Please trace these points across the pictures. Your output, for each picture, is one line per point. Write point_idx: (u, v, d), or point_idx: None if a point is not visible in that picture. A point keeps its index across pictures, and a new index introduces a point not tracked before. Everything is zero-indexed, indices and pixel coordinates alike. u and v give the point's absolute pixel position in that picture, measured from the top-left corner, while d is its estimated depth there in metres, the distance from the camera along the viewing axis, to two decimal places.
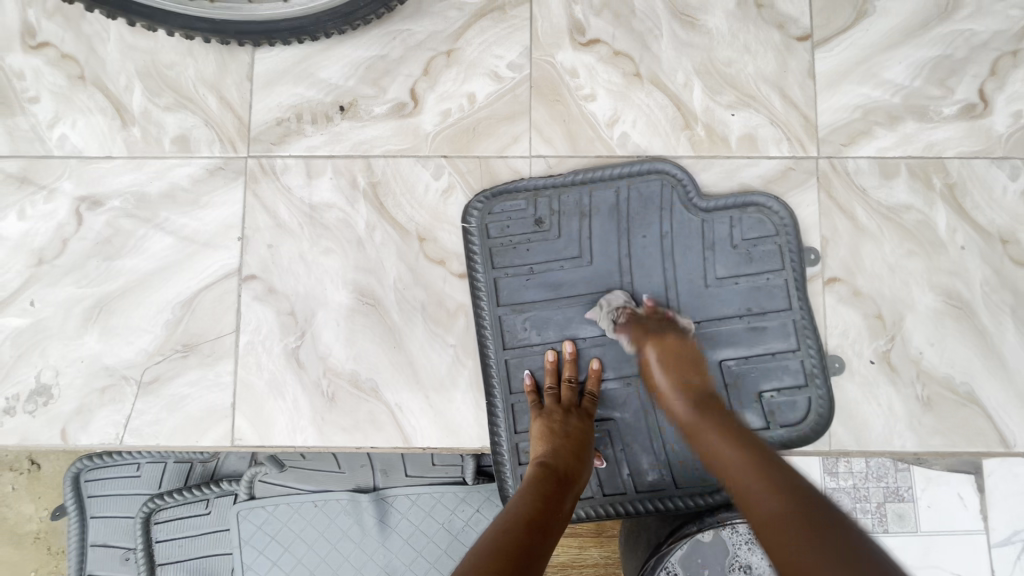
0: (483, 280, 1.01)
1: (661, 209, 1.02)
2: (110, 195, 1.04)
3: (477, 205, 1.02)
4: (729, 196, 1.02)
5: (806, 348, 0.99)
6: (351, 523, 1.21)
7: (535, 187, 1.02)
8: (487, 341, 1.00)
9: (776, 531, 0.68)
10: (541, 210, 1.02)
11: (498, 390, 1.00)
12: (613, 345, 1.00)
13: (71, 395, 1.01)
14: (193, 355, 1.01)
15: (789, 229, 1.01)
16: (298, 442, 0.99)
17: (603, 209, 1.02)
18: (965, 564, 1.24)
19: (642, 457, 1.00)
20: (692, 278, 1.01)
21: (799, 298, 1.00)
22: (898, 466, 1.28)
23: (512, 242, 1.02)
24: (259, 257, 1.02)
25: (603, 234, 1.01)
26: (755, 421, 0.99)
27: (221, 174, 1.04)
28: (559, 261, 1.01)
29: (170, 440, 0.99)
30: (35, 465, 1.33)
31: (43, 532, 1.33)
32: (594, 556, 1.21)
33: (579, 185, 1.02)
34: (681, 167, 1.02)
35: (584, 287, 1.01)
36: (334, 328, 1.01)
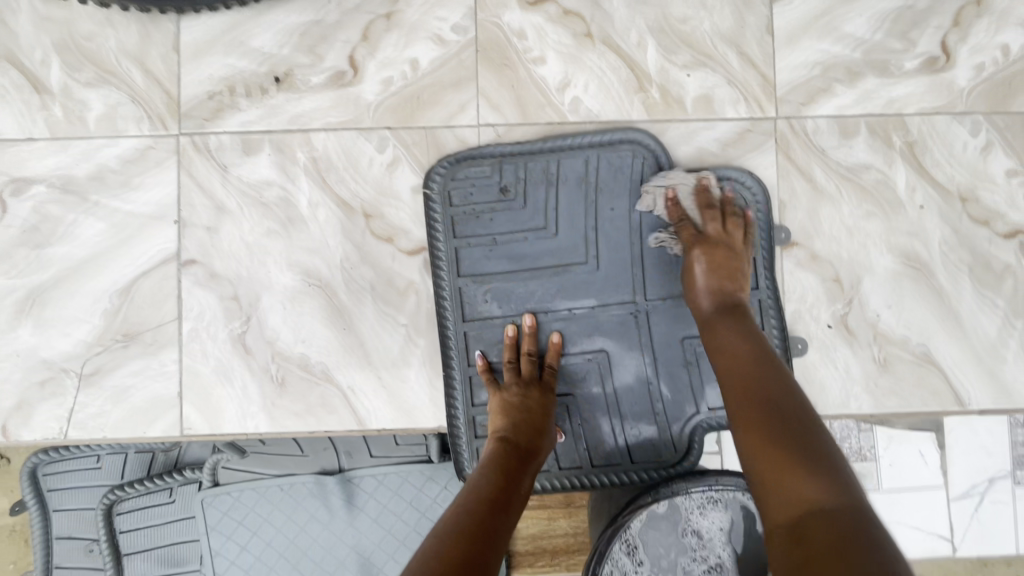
0: (444, 248, 0.97)
1: (630, 181, 0.98)
2: (35, 179, 0.98)
3: (441, 170, 0.98)
4: (701, 170, 0.98)
5: (770, 329, 0.98)
6: (318, 506, 1.21)
7: (501, 153, 0.98)
8: (446, 313, 0.97)
9: (769, 460, 0.68)
10: (507, 178, 0.97)
11: (457, 363, 0.97)
12: (576, 320, 0.98)
13: (9, 389, 0.97)
14: (135, 344, 0.97)
15: (760, 205, 0.98)
16: (250, 429, 0.97)
17: (569, 178, 0.98)
18: (923, 518, 1.31)
19: (601, 432, 0.99)
20: (658, 254, 0.98)
21: (766, 279, 0.98)
22: (862, 426, 1.31)
23: (475, 211, 0.97)
24: (198, 240, 0.98)
25: (569, 206, 0.97)
26: (714, 399, 0.98)
27: (152, 153, 0.98)
28: (523, 232, 0.97)
29: (117, 432, 0.96)
30: (4, 458, 1.31)
31: (21, 526, 1.32)
32: (563, 527, 1.23)
33: (548, 153, 0.98)
34: (655, 138, 0.98)
35: (549, 260, 0.98)
36: (280, 311, 0.97)
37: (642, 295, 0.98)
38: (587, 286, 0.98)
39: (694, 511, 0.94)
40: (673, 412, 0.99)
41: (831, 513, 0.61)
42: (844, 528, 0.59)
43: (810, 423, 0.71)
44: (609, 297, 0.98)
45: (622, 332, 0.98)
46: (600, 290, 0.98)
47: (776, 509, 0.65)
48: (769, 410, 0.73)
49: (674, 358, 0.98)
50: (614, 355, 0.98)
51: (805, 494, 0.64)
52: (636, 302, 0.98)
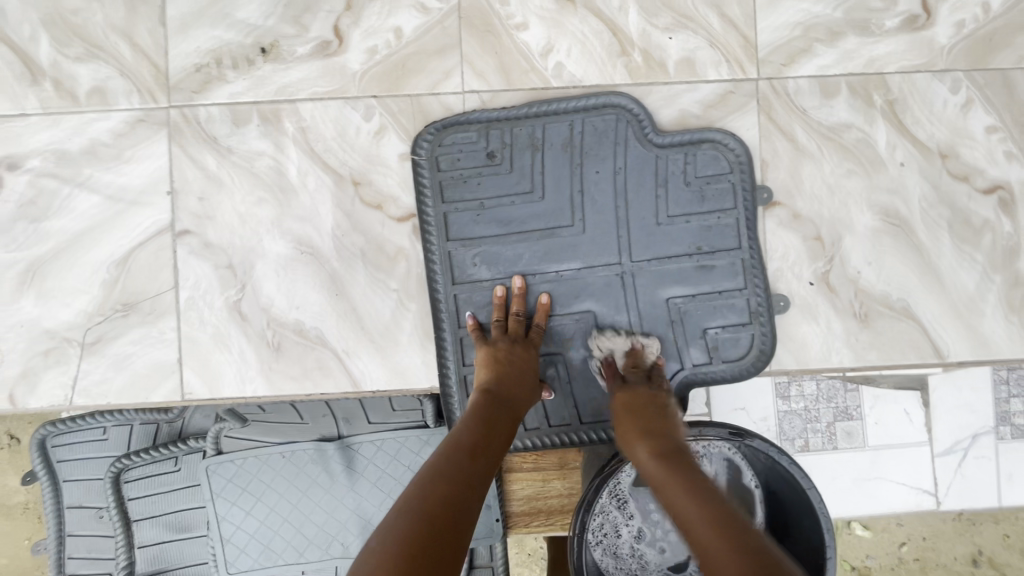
0: (432, 213, 0.99)
1: (615, 143, 0.99)
2: (29, 154, 1.00)
3: (427, 136, 0.99)
4: (685, 132, 0.99)
5: (753, 287, 1.00)
6: (320, 471, 1.25)
7: (488, 118, 0.99)
8: (437, 277, 0.99)
9: None
10: (493, 144, 0.99)
11: (448, 326, 1.00)
12: (563, 281, 1.00)
13: (14, 359, 1.00)
14: (133, 314, 1.00)
15: (743, 167, 0.99)
16: (248, 393, 1.00)
17: (554, 142, 0.99)
18: (908, 474, 1.35)
19: (587, 390, 1.02)
20: (643, 216, 1.00)
21: (748, 238, 0.99)
22: (848, 386, 1.34)
23: (463, 176, 0.99)
24: (191, 211, 1.00)
25: (555, 170, 0.99)
26: (698, 356, 1.01)
27: (143, 126, 1.00)
28: (510, 196, 0.99)
29: (121, 398, 1.00)
30: (15, 440, 1.43)
31: (31, 503, 1.45)
32: (558, 489, 1.27)
33: (533, 118, 0.99)
34: (639, 101, 0.99)
35: (536, 223, 0.99)
36: (275, 278, 1.00)
37: (627, 255, 1.00)
38: (574, 248, 1.00)
39: None
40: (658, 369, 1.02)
41: None
42: None
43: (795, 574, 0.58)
44: (596, 259, 1.00)
45: (608, 293, 1.00)
46: (587, 253, 1.00)
47: None
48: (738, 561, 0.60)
49: (658, 317, 1.01)
50: (599, 314, 1.01)
51: None
52: (621, 263, 1.00)
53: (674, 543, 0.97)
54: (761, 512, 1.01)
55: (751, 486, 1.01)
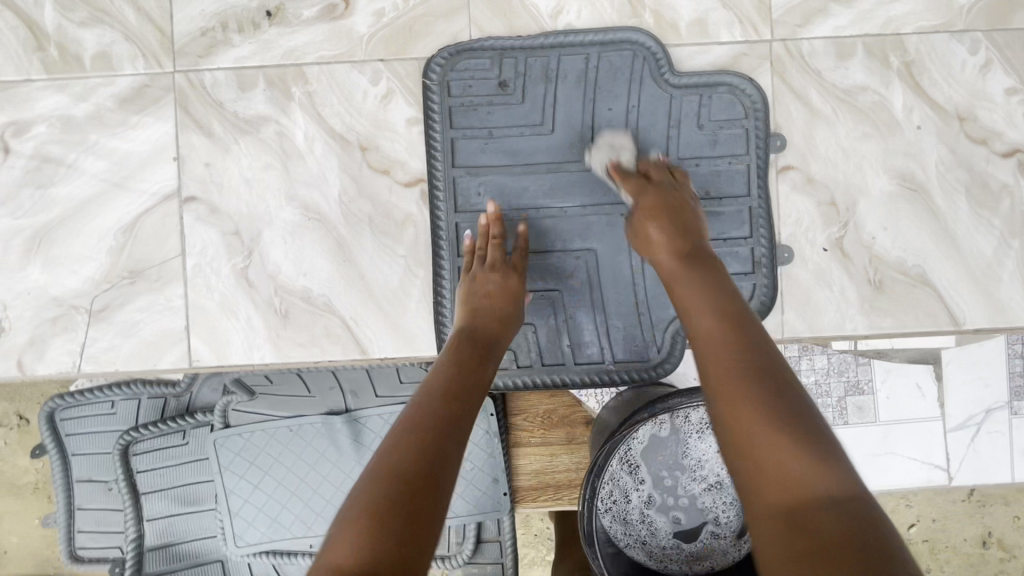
0: (440, 138, 0.98)
1: (629, 82, 0.98)
2: (35, 120, 0.99)
3: (440, 61, 0.98)
4: (701, 73, 0.98)
5: (758, 236, 0.99)
6: (327, 445, 1.24)
7: (502, 47, 0.98)
8: (439, 202, 0.99)
9: (757, 444, 0.58)
10: (507, 72, 0.98)
11: (446, 252, 0.99)
12: (566, 218, 0.99)
13: (22, 327, 0.99)
14: (141, 281, 0.99)
15: (758, 112, 0.98)
16: (256, 360, 0.99)
17: (568, 74, 0.98)
18: (920, 449, 1.33)
19: (583, 332, 1.02)
20: (652, 156, 0.98)
21: (759, 186, 0.98)
22: (859, 360, 1.33)
23: (473, 103, 0.98)
24: (198, 177, 0.99)
25: (566, 104, 0.98)
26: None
27: (149, 91, 0.99)
28: (518, 127, 0.98)
29: (129, 365, 0.99)
30: (24, 420, 1.43)
31: (41, 483, 1.45)
32: (566, 463, 1.25)
33: (547, 50, 0.98)
34: (657, 40, 0.98)
35: (544, 156, 0.98)
36: (282, 244, 0.99)
37: None
38: (580, 184, 0.99)
39: (696, 434, 0.95)
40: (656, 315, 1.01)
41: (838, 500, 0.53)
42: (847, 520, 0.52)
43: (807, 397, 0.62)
44: (603, 202, 0.99)
45: (611, 235, 0.99)
46: (593, 191, 0.99)
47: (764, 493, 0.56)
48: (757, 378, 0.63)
49: None
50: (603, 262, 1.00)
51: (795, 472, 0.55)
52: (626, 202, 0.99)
53: (687, 510, 0.97)
54: None
55: None
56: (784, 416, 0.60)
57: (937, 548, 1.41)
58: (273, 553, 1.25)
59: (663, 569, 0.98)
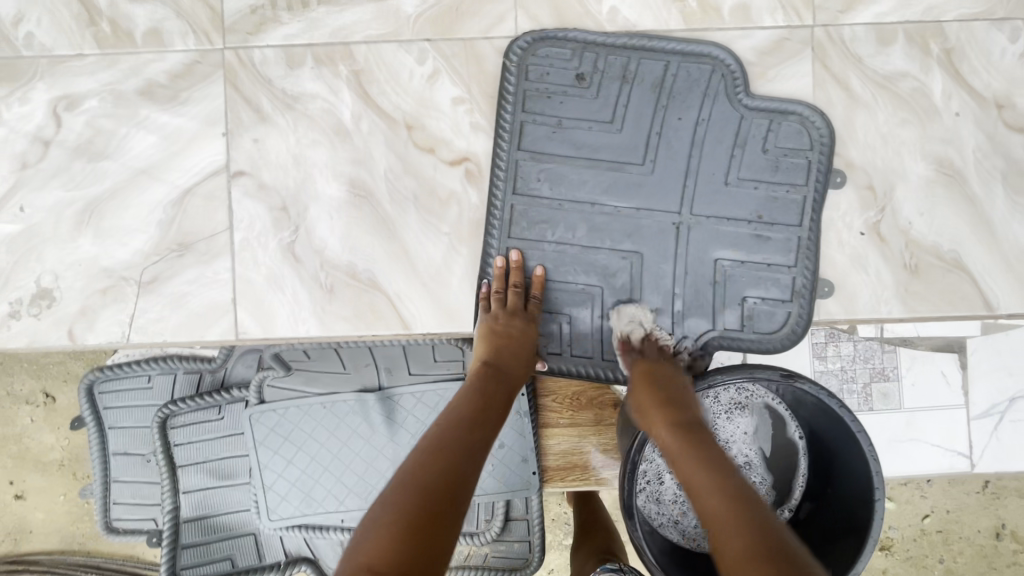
0: (509, 121, 1.00)
1: (704, 94, 0.99)
2: (87, 95, 1.01)
3: (522, 47, 1.00)
4: (773, 98, 1.00)
5: (802, 267, 1.01)
6: (360, 422, 1.25)
7: (586, 40, 1.00)
8: (498, 183, 1.00)
9: None
10: (585, 66, 0.99)
11: (497, 234, 1.01)
12: (618, 218, 1.01)
13: (73, 297, 1.02)
14: (190, 254, 1.01)
15: (824, 146, 1.00)
16: (301, 333, 1.02)
17: (645, 79, 0.99)
18: (943, 436, 1.35)
19: (619, 328, 1.03)
20: (712, 173, 1.00)
21: (811, 218, 1.00)
22: (885, 348, 1.34)
23: (548, 91, 1.00)
24: (246, 153, 1.01)
25: (638, 107, 1.00)
26: (732, 323, 1.02)
27: (199, 68, 1.01)
28: (588, 121, 1.00)
29: (177, 335, 1.02)
30: (51, 397, 1.47)
31: (66, 460, 1.48)
32: (594, 445, 1.24)
33: (630, 52, 1.00)
34: (738, 59, 0.99)
35: (606, 154, 1.00)
36: (328, 220, 1.01)
37: (687, 207, 1.01)
38: (638, 186, 1.01)
39: (723, 415, 1.08)
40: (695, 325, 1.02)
41: None
42: None
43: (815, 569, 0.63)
44: (652, 200, 1.01)
45: (657, 241, 1.01)
46: (649, 196, 1.01)
47: None
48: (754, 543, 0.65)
49: (703, 275, 1.02)
50: (646, 254, 1.01)
51: None
52: (679, 214, 1.01)
53: None
54: (803, 462, 1.07)
55: (793, 438, 1.08)
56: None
57: (952, 538, 1.42)
58: (305, 527, 1.26)
59: (698, 550, 0.99)
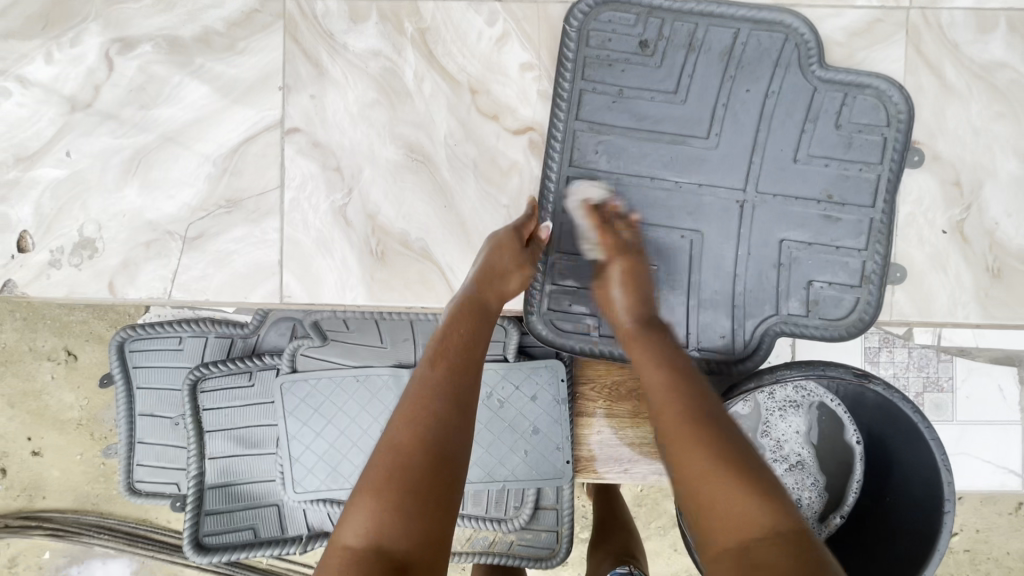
0: (568, 88, 0.95)
1: (775, 65, 0.94)
2: (141, 38, 0.97)
3: (584, 8, 0.94)
4: (849, 71, 0.94)
5: (873, 251, 0.95)
6: (393, 398, 1.20)
7: (651, 4, 0.94)
8: (553, 154, 0.95)
9: (700, 484, 0.62)
10: (650, 32, 0.94)
11: (552, 205, 0.96)
12: (680, 193, 0.96)
13: (115, 249, 0.98)
14: (238, 211, 0.97)
15: (902, 122, 0.94)
16: (348, 300, 0.98)
17: (713, 46, 0.94)
18: (994, 453, 1.27)
19: (675, 312, 0.97)
20: (781, 149, 0.95)
21: (885, 199, 0.94)
22: (941, 356, 1.27)
23: (609, 58, 0.94)
24: (302, 109, 0.97)
25: (704, 76, 0.94)
26: (796, 308, 0.97)
27: (259, 17, 0.97)
28: (651, 91, 0.95)
29: (220, 295, 0.98)
30: (73, 355, 1.44)
31: (85, 420, 1.46)
32: (629, 439, 1.13)
33: (698, 16, 0.94)
34: (813, 29, 0.93)
35: (669, 126, 0.95)
36: (383, 183, 0.97)
37: (753, 185, 0.95)
38: (702, 161, 0.95)
39: (775, 413, 1.04)
40: (755, 310, 0.97)
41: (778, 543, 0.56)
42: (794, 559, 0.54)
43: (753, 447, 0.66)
44: (721, 182, 0.96)
45: (721, 221, 0.96)
46: (714, 172, 0.96)
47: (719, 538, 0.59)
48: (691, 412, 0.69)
49: (768, 257, 0.96)
50: (709, 238, 0.96)
51: (739, 511, 0.59)
52: (744, 193, 0.96)
53: None
54: (859, 467, 1.02)
55: (851, 443, 1.03)
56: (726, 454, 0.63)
57: (980, 559, 1.36)
58: (330, 502, 1.23)
59: None
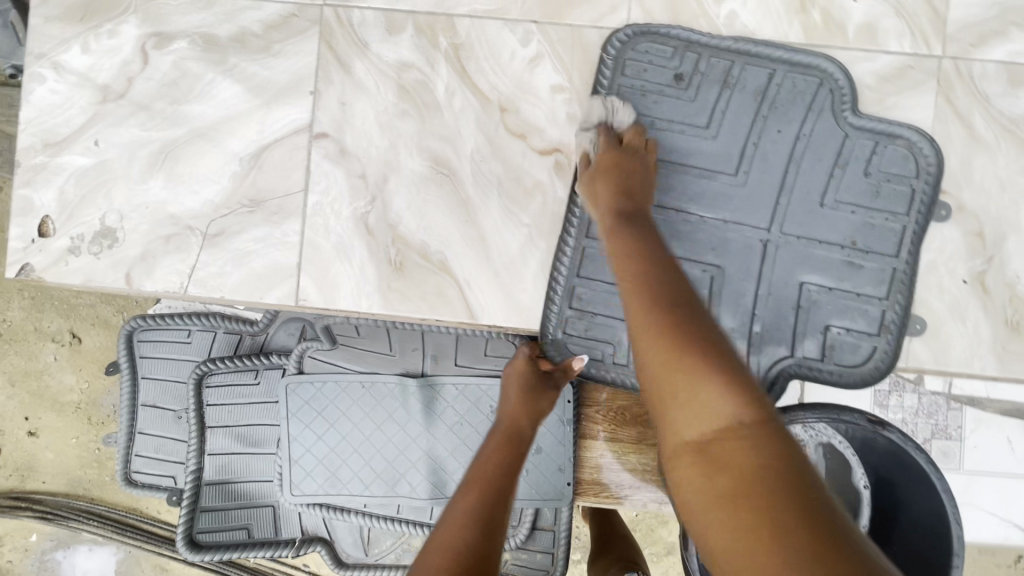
0: (601, 117, 0.95)
1: (808, 108, 0.94)
2: (178, 34, 0.98)
3: (623, 39, 0.95)
4: (881, 119, 0.94)
5: (894, 300, 0.95)
6: (397, 407, 1.18)
7: (688, 39, 0.95)
8: (581, 175, 0.95)
9: (665, 375, 0.62)
10: (686, 67, 0.95)
11: (574, 232, 0.96)
12: (704, 229, 0.96)
13: (135, 240, 0.98)
14: (260, 212, 0.98)
15: (931, 175, 0.94)
16: (363, 308, 0.97)
17: (747, 86, 0.94)
18: (1001, 506, 1.25)
19: None
20: (808, 192, 0.95)
21: (909, 250, 0.94)
22: (950, 404, 1.26)
23: (644, 88, 0.95)
24: (332, 114, 0.97)
25: (736, 114, 0.95)
26: (813, 351, 0.96)
27: (296, 21, 0.98)
28: (682, 124, 0.95)
29: (235, 294, 0.98)
30: (77, 339, 1.43)
31: (83, 403, 1.45)
32: (633, 464, 1.12)
33: (734, 55, 0.95)
34: (848, 74, 0.94)
35: (698, 161, 0.95)
36: (407, 194, 0.97)
37: (777, 224, 0.95)
38: (728, 199, 0.95)
39: None
40: (773, 350, 0.96)
41: (744, 433, 0.56)
42: (759, 451, 0.54)
43: (721, 335, 0.65)
44: (745, 218, 0.95)
45: (739, 259, 0.96)
46: (737, 210, 0.95)
47: (685, 430, 0.59)
48: (660, 305, 0.68)
49: (786, 298, 0.96)
50: (728, 273, 0.96)
51: (704, 399, 0.59)
52: (768, 231, 0.95)
53: None
54: (864, 514, 0.96)
55: (859, 486, 0.96)
56: (694, 344, 0.63)
57: None
58: (326, 507, 1.21)
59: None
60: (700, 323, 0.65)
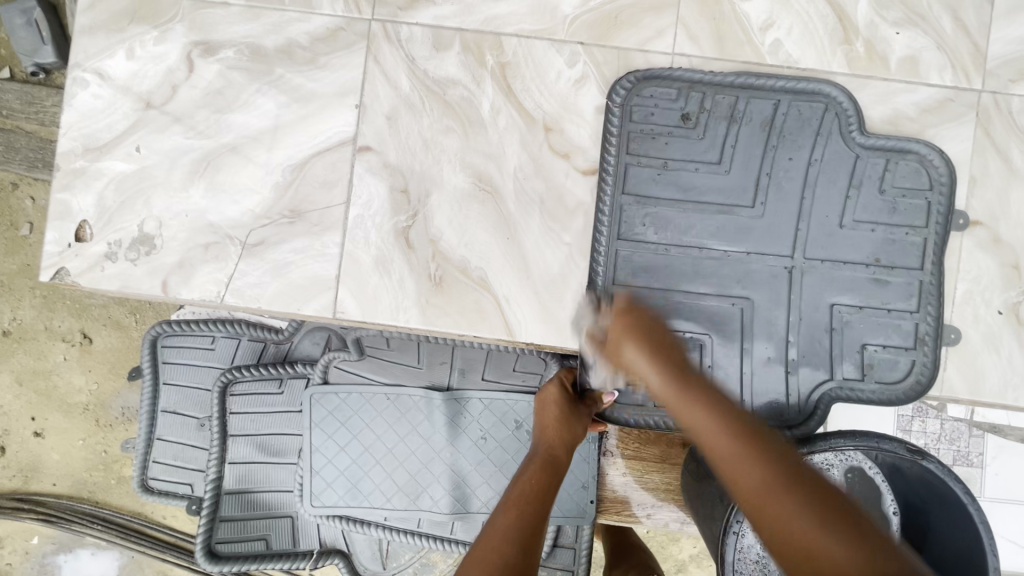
0: (614, 163, 0.96)
1: (816, 134, 0.95)
2: (224, 44, 0.98)
3: (626, 85, 0.96)
4: (890, 136, 0.95)
5: (925, 312, 0.95)
6: (421, 420, 1.17)
7: (691, 79, 0.96)
8: (606, 187, 0.96)
9: (771, 516, 0.58)
10: (692, 105, 0.96)
11: (603, 264, 0.96)
12: (728, 262, 0.96)
13: (174, 248, 0.98)
14: (300, 223, 0.97)
15: (944, 186, 0.95)
16: (401, 322, 0.97)
17: (753, 117, 0.95)
18: None
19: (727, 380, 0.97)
20: (826, 217, 0.96)
21: (933, 261, 0.95)
22: (973, 431, 1.27)
23: (653, 131, 0.96)
24: (376, 128, 0.97)
25: (747, 146, 0.95)
26: (850, 372, 0.96)
27: (343, 35, 0.98)
28: (695, 162, 0.96)
29: (272, 305, 0.97)
30: (87, 339, 1.41)
31: (91, 405, 1.43)
32: (656, 482, 1.11)
33: (737, 90, 0.96)
34: (850, 96, 0.95)
35: (716, 196, 0.96)
36: (449, 211, 0.97)
37: (801, 252, 0.96)
38: (749, 230, 0.96)
39: None
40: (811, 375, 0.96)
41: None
42: None
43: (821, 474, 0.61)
44: (785, 243, 0.96)
45: (772, 286, 0.96)
46: (762, 241, 0.96)
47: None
48: (755, 450, 0.65)
49: (819, 322, 0.96)
50: (767, 299, 0.96)
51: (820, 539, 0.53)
52: (792, 259, 0.96)
53: None
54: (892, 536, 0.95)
55: (888, 512, 0.94)
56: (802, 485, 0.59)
57: None
58: (346, 519, 1.19)
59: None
60: (798, 464, 0.62)
